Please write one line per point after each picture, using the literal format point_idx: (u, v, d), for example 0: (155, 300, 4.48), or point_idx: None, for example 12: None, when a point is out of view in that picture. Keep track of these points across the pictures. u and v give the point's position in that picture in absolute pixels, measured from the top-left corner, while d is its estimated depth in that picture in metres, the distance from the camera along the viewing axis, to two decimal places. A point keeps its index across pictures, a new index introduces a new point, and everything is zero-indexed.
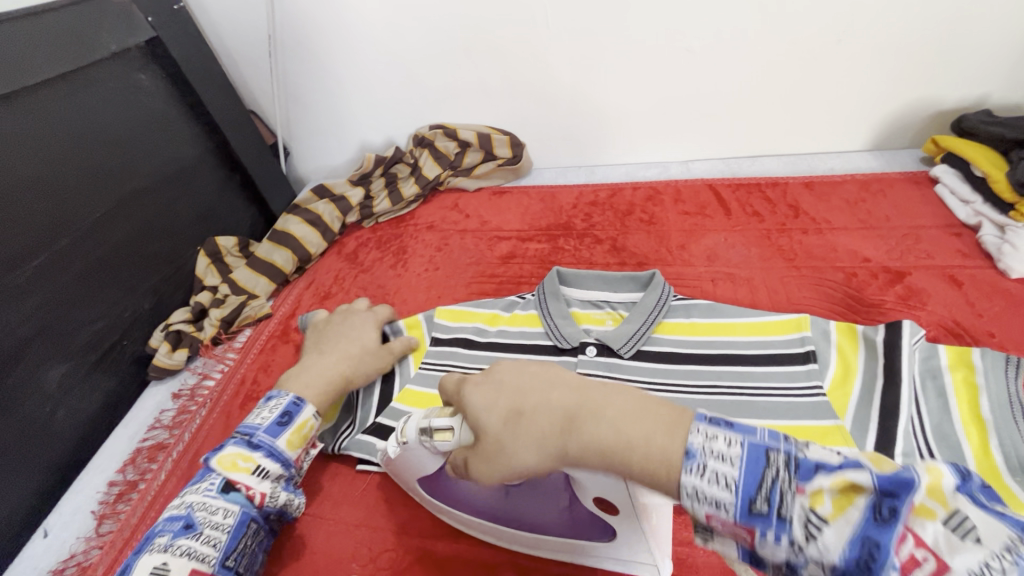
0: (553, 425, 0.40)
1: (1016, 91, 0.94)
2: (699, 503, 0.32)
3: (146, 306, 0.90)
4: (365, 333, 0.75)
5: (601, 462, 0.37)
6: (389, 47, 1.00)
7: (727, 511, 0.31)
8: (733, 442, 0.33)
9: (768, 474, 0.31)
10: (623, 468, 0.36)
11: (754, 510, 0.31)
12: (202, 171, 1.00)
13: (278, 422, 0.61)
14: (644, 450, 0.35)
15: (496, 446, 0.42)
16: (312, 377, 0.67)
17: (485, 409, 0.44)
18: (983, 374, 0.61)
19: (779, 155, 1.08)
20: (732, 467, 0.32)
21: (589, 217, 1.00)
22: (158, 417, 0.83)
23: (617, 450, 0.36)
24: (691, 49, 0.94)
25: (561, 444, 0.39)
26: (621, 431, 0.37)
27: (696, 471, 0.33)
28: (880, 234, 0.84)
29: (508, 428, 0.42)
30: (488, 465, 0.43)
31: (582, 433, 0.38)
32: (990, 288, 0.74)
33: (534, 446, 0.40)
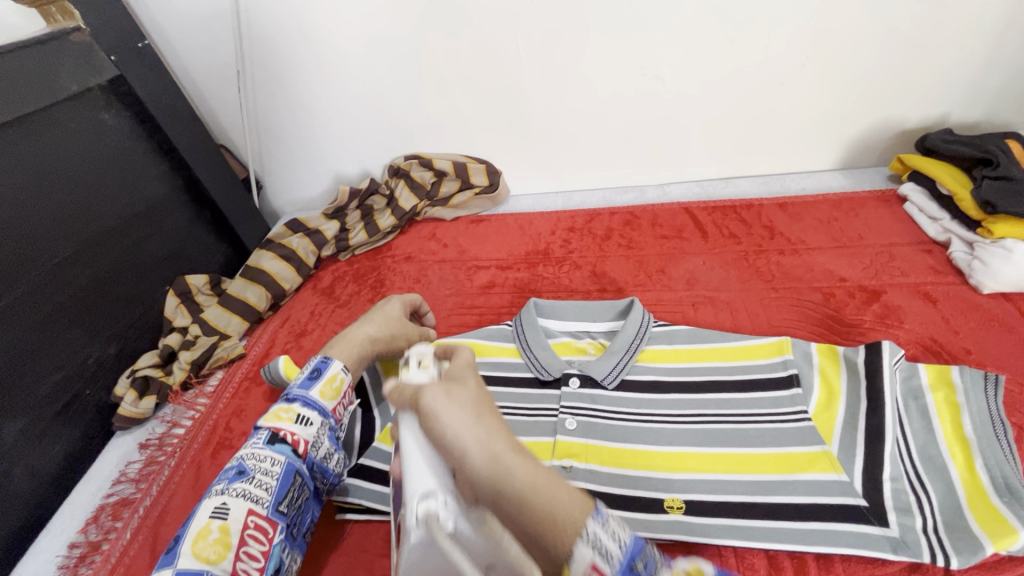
0: (510, 440, 0.41)
1: (974, 109, 0.97)
2: (593, 547, 0.35)
3: (111, 351, 0.86)
4: (390, 305, 0.76)
5: (522, 487, 0.37)
6: (362, 80, 0.99)
7: (613, 564, 0.35)
8: (624, 526, 0.37)
9: (647, 551, 0.37)
10: (533, 508, 0.36)
11: (634, 568, 0.35)
12: (170, 208, 0.98)
13: (310, 377, 0.63)
14: (561, 501, 0.37)
15: (459, 407, 0.42)
16: (344, 340, 0.69)
17: (468, 390, 0.44)
18: (964, 393, 0.61)
19: (752, 176, 1.09)
20: (620, 535, 0.36)
21: (568, 244, 0.99)
22: (123, 470, 0.79)
23: (546, 487, 0.37)
24: (661, 75, 0.95)
25: (505, 451, 0.39)
26: (554, 481, 0.38)
27: (603, 526, 0.36)
28: (854, 253, 0.85)
29: (476, 409, 0.42)
30: (442, 403, 0.42)
31: (530, 463, 0.38)
32: (963, 304, 0.75)
33: (484, 433, 0.40)
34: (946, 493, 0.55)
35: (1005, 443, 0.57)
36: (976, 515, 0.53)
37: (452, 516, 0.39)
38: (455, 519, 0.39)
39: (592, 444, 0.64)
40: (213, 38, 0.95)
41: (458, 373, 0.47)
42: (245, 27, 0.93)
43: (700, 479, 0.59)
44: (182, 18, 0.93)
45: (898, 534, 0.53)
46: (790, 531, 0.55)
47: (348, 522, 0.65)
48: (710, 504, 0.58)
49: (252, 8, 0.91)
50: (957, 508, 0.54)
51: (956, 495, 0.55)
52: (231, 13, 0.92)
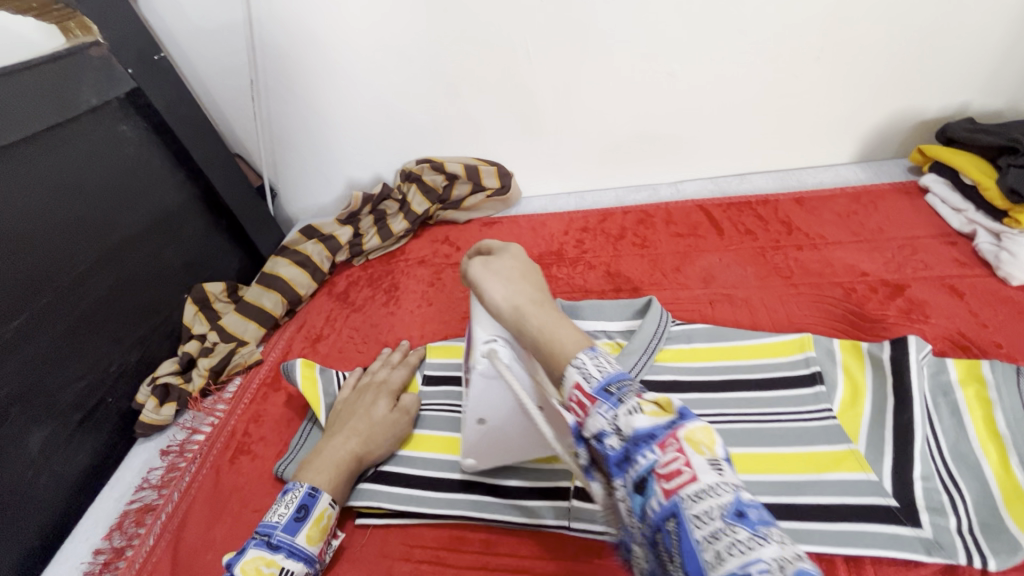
0: (538, 295, 0.53)
1: (994, 98, 0.95)
2: (577, 371, 0.42)
3: (132, 359, 0.88)
4: (376, 405, 0.70)
5: (534, 325, 0.49)
6: (372, 86, 1.00)
7: (590, 384, 0.40)
8: (609, 366, 0.42)
9: (627, 382, 0.40)
10: (544, 341, 0.48)
11: (607, 390, 0.39)
12: (188, 218, 0.99)
13: (296, 517, 0.57)
14: (567, 339, 0.46)
15: (497, 274, 0.55)
16: (327, 463, 0.63)
17: (516, 262, 0.57)
18: (995, 388, 0.60)
19: (767, 172, 1.08)
20: (604, 368, 0.41)
21: (581, 244, 0.99)
22: (145, 476, 0.80)
23: (551, 328, 0.48)
24: (672, 71, 0.94)
25: (526, 304, 0.52)
26: (561, 326, 0.49)
27: (591, 359, 0.42)
28: (875, 247, 0.83)
29: (510, 276, 0.55)
30: (487, 270, 0.56)
31: (545, 315, 0.50)
32: (991, 297, 0.73)
33: (514, 290, 0.53)
34: (980, 492, 0.54)
35: None
36: (1013, 515, 0.51)
37: (510, 354, 0.53)
38: (511, 358, 0.53)
39: None
40: (226, 50, 0.97)
41: (500, 252, 0.60)
42: (257, 37, 0.94)
43: None
44: (196, 29, 0.94)
45: (932, 535, 0.52)
46: (819, 533, 0.53)
47: (369, 526, 0.65)
48: None
49: (264, 18, 0.92)
50: (993, 507, 0.52)
51: (991, 495, 0.53)
52: (243, 24, 0.93)
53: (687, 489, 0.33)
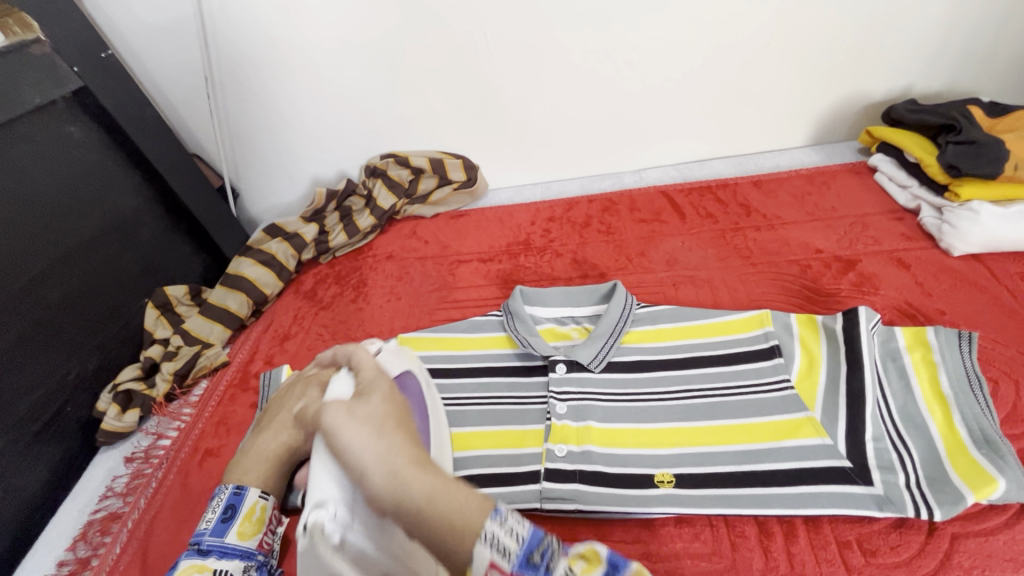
0: (411, 451, 0.39)
1: (936, 79, 1.00)
2: (488, 545, 0.33)
3: (91, 368, 0.85)
4: (304, 395, 0.66)
5: (415, 500, 0.35)
6: (331, 81, 0.99)
7: (508, 562, 0.33)
8: (521, 523, 0.35)
9: (546, 540, 0.35)
10: (428, 518, 0.35)
11: (530, 560, 0.34)
12: (145, 221, 0.96)
13: (223, 519, 0.56)
14: (456, 503, 0.35)
15: (360, 421, 0.41)
16: (253, 461, 0.62)
17: (387, 410, 0.43)
18: (939, 351, 0.63)
19: (726, 157, 1.10)
20: (518, 531, 0.34)
21: (548, 233, 1.00)
22: (110, 485, 0.77)
23: (441, 494, 0.35)
24: (630, 60, 0.96)
25: (405, 466, 0.37)
26: (452, 487, 0.36)
27: (499, 523, 0.34)
28: (828, 225, 0.87)
29: (379, 425, 0.41)
30: (340, 422, 0.41)
31: (430, 476, 0.36)
32: (935, 267, 0.76)
33: (384, 450, 0.38)
34: (926, 449, 0.57)
35: (979, 397, 0.59)
36: (956, 468, 0.54)
37: (339, 528, 0.42)
38: (342, 531, 0.41)
39: (585, 425, 0.64)
40: (176, 46, 0.94)
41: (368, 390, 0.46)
42: (211, 32, 0.92)
43: (689, 454, 0.60)
44: (145, 26, 0.91)
45: (882, 492, 0.54)
46: (777, 497, 0.55)
47: None
48: (699, 476, 0.58)
49: (217, 12, 0.90)
50: (939, 462, 0.55)
51: (936, 450, 0.56)
52: (195, 19, 0.90)
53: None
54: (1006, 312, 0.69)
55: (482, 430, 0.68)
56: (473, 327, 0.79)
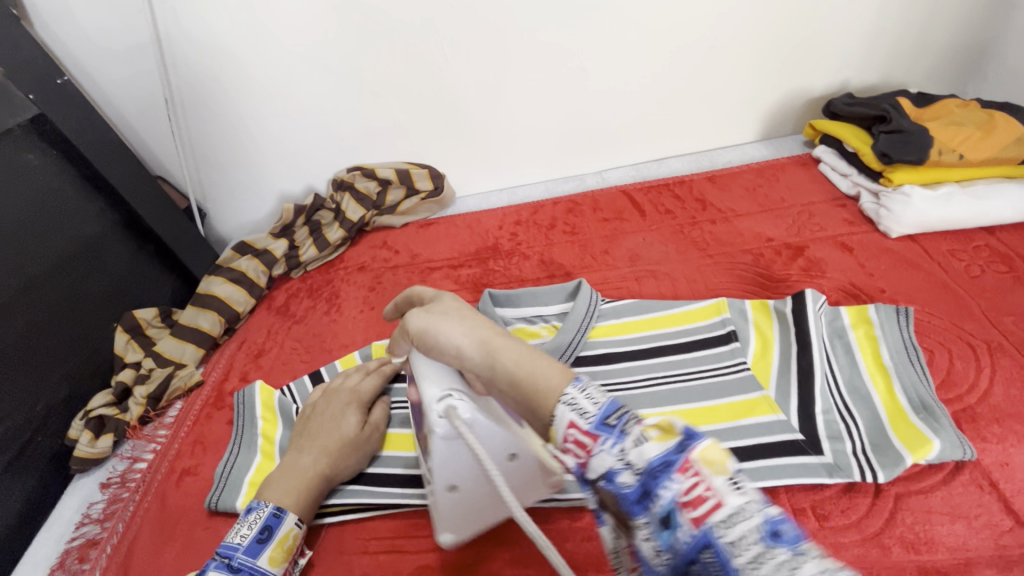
0: (489, 323, 0.48)
1: (869, 73, 1.06)
2: (569, 408, 0.39)
3: (60, 396, 0.84)
4: (344, 420, 0.67)
5: (508, 364, 0.44)
6: (294, 99, 1.00)
7: (586, 419, 0.38)
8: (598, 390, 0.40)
9: (622, 409, 0.38)
10: (519, 373, 0.43)
11: (605, 422, 0.37)
12: (110, 245, 0.95)
13: (258, 539, 0.57)
14: (542, 374, 0.42)
15: (446, 315, 0.49)
16: (294, 482, 0.62)
17: (457, 298, 0.52)
18: (880, 326, 0.68)
19: (683, 155, 1.15)
20: (597, 398, 0.39)
21: (515, 236, 1.02)
22: (86, 512, 0.77)
23: (529, 362, 0.44)
24: (584, 67, 1.00)
25: (492, 339, 0.46)
26: (534, 356, 0.44)
27: (575, 389, 0.40)
28: (778, 215, 0.91)
29: (461, 315, 0.49)
30: (426, 317, 0.49)
31: (512, 338, 0.46)
32: (875, 249, 0.81)
33: (471, 325, 0.48)
34: (870, 417, 0.61)
35: (917, 366, 0.64)
36: (898, 433, 0.59)
37: (469, 408, 0.48)
38: (472, 412, 0.48)
39: None
40: (132, 68, 0.93)
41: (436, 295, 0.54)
42: (169, 54, 0.92)
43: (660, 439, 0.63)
44: (100, 51, 0.91)
45: (832, 459, 0.58)
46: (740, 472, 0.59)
47: (324, 526, 0.66)
48: None
49: (174, 34, 0.90)
50: (882, 428, 0.60)
51: (879, 418, 0.61)
52: (151, 41, 0.90)
53: (714, 516, 0.32)
54: (940, 287, 0.75)
55: None
56: None
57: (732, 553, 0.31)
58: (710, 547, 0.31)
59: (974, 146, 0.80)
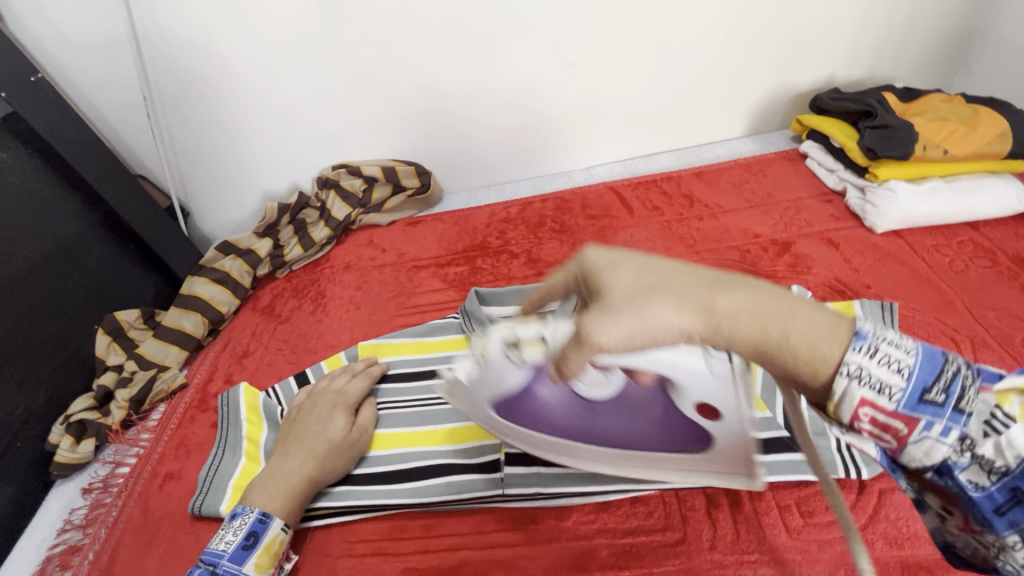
0: (695, 283, 0.39)
1: (855, 68, 1.06)
2: (862, 384, 0.36)
3: (40, 400, 0.83)
4: (332, 423, 0.67)
5: (768, 334, 0.37)
6: (276, 95, 0.99)
7: (891, 397, 0.36)
8: (913, 344, 0.37)
9: (949, 371, 0.35)
10: (786, 337, 0.36)
11: (928, 398, 0.35)
12: (90, 246, 0.94)
13: (243, 546, 0.56)
14: (810, 331, 0.36)
15: (634, 300, 0.38)
16: (279, 486, 0.61)
17: (630, 268, 0.40)
18: (865, 323, 0.68)
19: (671, 151, 1.15)
20: (906, 357, 0.36)
21: (503, 234, 1.01)
22: (67, 518, 0.76)
23: (780, 323, 0.37)
24: (569, 62, 0.99)
25: (721, 307, 0.37)
26: (781, 305, 0.37)
27: (865, 350, 0.36)
28: (765, 211, 0.91)
29: (655, 288, 0.39)
30: (623, 321, 0.38)
31: (740, 293, 0.38)
32: (861, 245, 0.82)
33: (677, 298, 0.38)
34: None
35: None
36: None
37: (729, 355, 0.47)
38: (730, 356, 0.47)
39: None
40: (109, 65, 0.91)
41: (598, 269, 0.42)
42: (147, 51, 0.90)
43: None
44: (75, 47, 0.89)
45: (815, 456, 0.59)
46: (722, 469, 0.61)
47: (308, 530, 0.65)
48: None
49: (151, 31, 0.88)
50: None
51: None
52: (127, 37, 0.89)
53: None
54: (925, 282, 0.75)
55: (444, 427, 0.71)
56: (435, 330, 0.83)
57: None
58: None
59: (958, 142, 0.80)
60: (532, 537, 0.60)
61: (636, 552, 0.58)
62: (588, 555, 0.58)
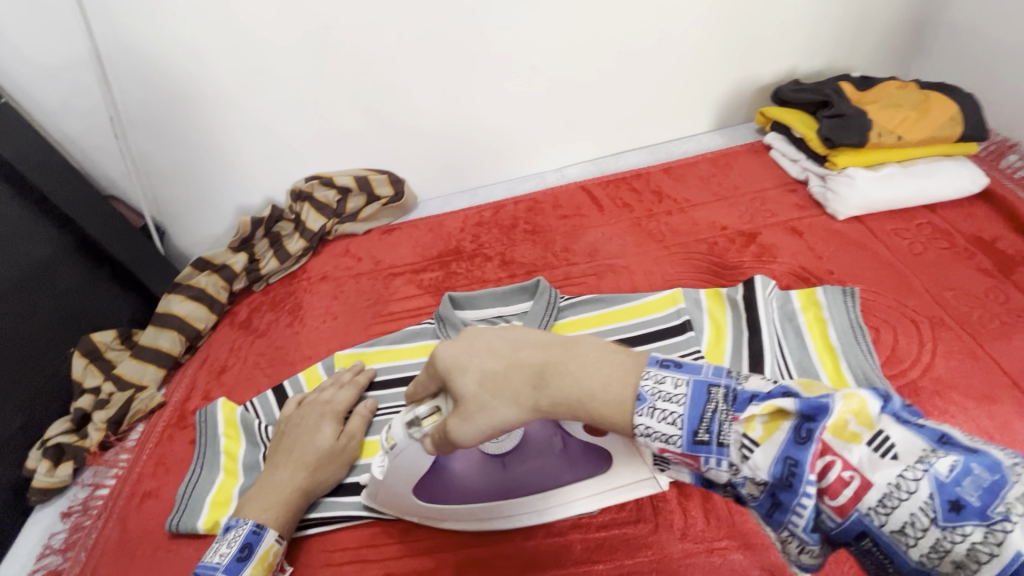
0: (520, 381, 0.49)
1: (815, 60, 1.08)
2: (653, 438, 0.42)
3: (15, 426, 0.82)
4: (321, 431, 0.67)
5: (581, 407, 0.45)
6: (245, 110, 0.99)
7: (675, 443, 0.40)
8: (679, 379, 0.42)
9: (707, 409, 0.40)
10: (593, 405, 0.44)
11: (698, 439, 0.39)
12: (63, 268, 0.93)
13: (239, 557, 0.57)
14: (615, 391, 0.44)
15: (482, 406, 0.49)
16: (271, 498, 0.62)
17: (473, 372, 0.50)
18: (828, 308, 0.70)
19: (641, 148, 1.16)
20: (677, 392, 0.41)
21: (477, 238, 1.02)
22: (47, 543, 0.75)
23: (588, 397, 0.45)
24: (535, 65, 1.00)
25: (539, 400, 0.47)
26: (598, 374, 0.45)
27: (646, 412, 0.42)
28: (732, 203, 0.92)
29: (493, 393, 0.49)
30: (474, 426, 0.49)
31: (563, 380, 0.46)
32: (825, 232, 0.83)
33: (513, 399, 0.48)
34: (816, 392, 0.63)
35: (863, 345, 0.66)
36: None
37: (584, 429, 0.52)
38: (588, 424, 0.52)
39: None
40: (73, 87, 0.91)
41: (458, 372, 0.51)
42: (110, 71, 0.90)
43: None
44: (37, 70, 0.88)
45: None
46: None
47: (304, 538, 0.65)
48: None
49: (114, 51, 0.89)
50: None
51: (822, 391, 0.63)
52: (90, 58, 0.88)
53: (867, 500, 0.35)
54: (885, 266, 0.77)
55: None
56: (409, 336, 0.83)
57: (898, 537, 0.35)
58: (870, 534, 0.36)
59: (911, 128, 0.82)
60: (508, 536, 0.62)
61: (610, 545, 0.59)
62: (563, 551, 0.60)
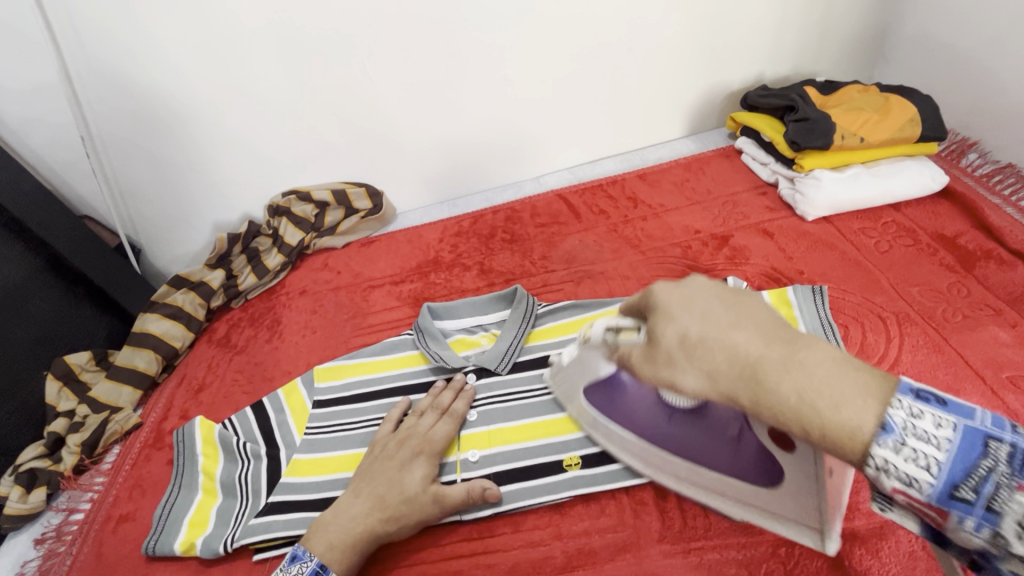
0: (736, 355, 0.38)
1: (781, 65, 1.11)
2: (891, 478, 0.33)
3: None
4: (408, 474, 0.62)
5: (818, 416, 0.34)
6: (220, 127, 0.99)
7: (923, 491, 0.32)
8: (887, 401, 0.36)
9: (982, 464, 0.31)
10: (827, 419, 0.34)
11: (958, 495, 0.32)
12: (36, 290, 0.91)
13: None
14: (850, 416, 0.33)
15: (676, 364, 0.40)
16: (340, 533, 0.59)
17: (687, 319, 0.41)
18: (798, 307, 0.71)
19: (616, 155, 1.18)
20: (936, 438, 0.32)
21: (456, 248, 1.03)
22: (20, 572, 0.74)
23: (813, 410, 0.34)
24: (508, 77, 1.01)
25: (746, 382, 0.37)
26: (823, 384, 0.35)
27: (892, 446, 0.33)
28: (704, 207, 0.94)
29: (699, 351, 0.40)
30: (660, 377, 0.42)
31: (783, 379, 0.36)
32: (794, 233, 0.85)
33: (716, 373, 0.38)
34: None
35: (832, 342, 0.67)
36: None
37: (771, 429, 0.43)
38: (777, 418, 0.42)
39: (494, 429, 0.69)
40: (43, 108, 0.90)
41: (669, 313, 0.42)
42: (80, 90, 0.90)
43: None
44: (6, 92, 0.87)
45: None
46: None
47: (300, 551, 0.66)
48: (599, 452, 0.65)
49: (84, 69, 0.88)
50: None
51: None
52: (60, 79, 0.88)
53: None
54: (853, 264, 0.79)
55: None
56: (388, 347, 0.83)
57: None
58: None
59: (872, 129, 0.84)
60: (489, 545, 0.62)
61: (590, 550, 0.60)
62: (543, 559, 0.60)
